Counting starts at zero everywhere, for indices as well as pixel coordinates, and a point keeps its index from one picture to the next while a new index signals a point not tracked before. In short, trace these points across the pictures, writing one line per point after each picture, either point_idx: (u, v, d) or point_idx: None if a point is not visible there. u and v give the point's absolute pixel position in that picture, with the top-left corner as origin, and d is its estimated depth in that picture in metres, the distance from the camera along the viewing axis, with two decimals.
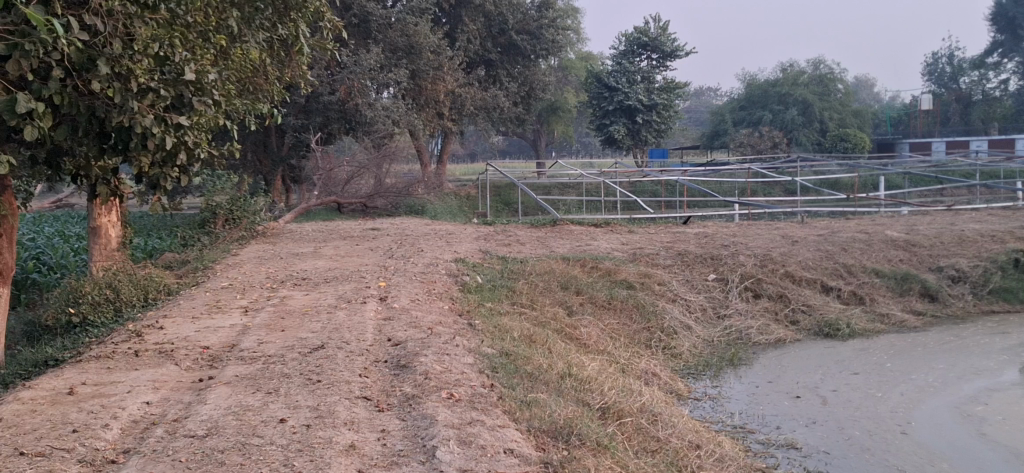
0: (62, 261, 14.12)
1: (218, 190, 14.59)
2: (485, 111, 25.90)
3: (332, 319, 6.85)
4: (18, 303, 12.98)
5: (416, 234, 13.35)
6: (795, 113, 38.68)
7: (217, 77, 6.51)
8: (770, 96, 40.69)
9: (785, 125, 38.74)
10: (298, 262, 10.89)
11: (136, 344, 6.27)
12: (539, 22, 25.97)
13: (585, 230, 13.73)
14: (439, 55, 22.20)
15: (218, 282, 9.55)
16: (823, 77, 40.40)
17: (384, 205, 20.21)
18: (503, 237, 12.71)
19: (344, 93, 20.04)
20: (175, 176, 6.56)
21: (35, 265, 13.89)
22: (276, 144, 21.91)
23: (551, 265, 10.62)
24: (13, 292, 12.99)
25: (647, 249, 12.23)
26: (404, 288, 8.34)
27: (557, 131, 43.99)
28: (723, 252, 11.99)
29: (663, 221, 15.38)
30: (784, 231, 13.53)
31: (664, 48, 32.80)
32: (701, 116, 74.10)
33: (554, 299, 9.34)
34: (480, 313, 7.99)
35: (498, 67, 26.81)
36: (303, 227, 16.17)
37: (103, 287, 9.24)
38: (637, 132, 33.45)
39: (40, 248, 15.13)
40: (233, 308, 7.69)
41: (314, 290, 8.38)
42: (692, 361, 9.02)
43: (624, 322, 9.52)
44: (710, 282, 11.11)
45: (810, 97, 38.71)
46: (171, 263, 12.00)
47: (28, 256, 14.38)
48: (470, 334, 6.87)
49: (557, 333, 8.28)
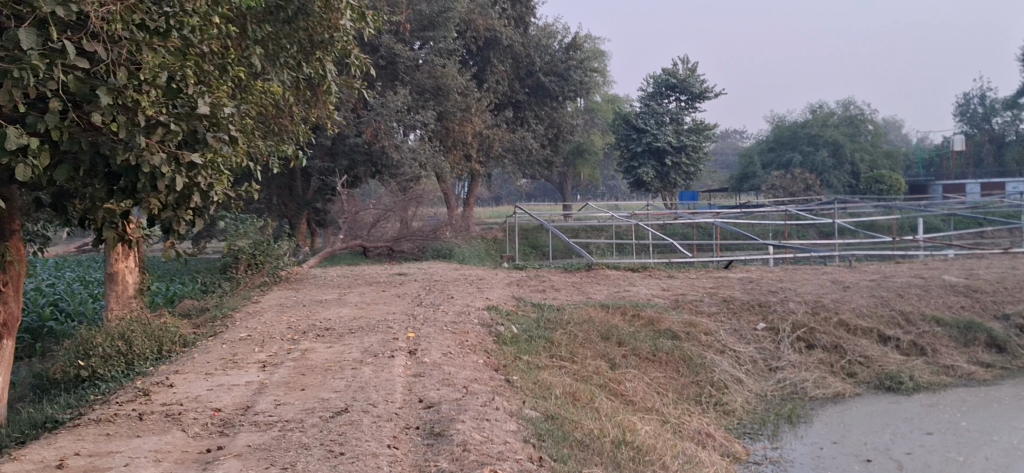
0: (80, 308, 13.63)
1: (240, 234, 14.09)
2: (512, 153, 25.44)
3: (357, 376, 6.24)
4: (33, 352, 12.47)
5: (446, 280, 12.77)
6: (826, 155, 38.01)
7: (235, 112, 5.96)
8: (799, 138, 40.11)
9: (816, 167, 38.08)
10: (322, 310, 10.31)
11: (143, 405, 5.66)
12: (567, 63, 25.58)
13: (621, 275, 13.09)
14: (467, 96, 21.79)
15: (237, 332, 8.97)
16: (854, 118, 39.80)
17: (410, 249, 19.52)
18: (537, 283, 12.10)
19: (371, 135, 19.67)
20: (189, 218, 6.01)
21: (52, 312, 13.40)
22: (301, 188, 21.47)
23: (590, 313, 9.98)
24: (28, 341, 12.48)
25: (689, 295, 11.57)
26: (435, 340, 7.73)
27: (583, 174, 43.49)
28: (771, 299, 11.31)
29: (702, 266, 14.73)
30: (833, 276, 12.84)
31: (693, 89, 32.30)
32: (728, 158, 73.58)
33: (594, 351, 8.68)
34: (517, 367, 7.36)
35: (525, 109, 26.40)
36: (328, 272, 15.66)
37: (115, 339, 8.68)
38: (667, 175, 32.84)
39: (58, 294, 14.66)
40: (250, 362, 7.08)
41: (339, 342, 7.78)
42: (746, 419, 8.32)
43: (670, 376, 8.85)
44: (759, 331, 10.42)
45: (841, 138, 38.10)
46: (190, 311, 11.43)
47: (45, 303, 13.91)
48: (509, 393, 6.24)
49: (601, 389, 7.64)
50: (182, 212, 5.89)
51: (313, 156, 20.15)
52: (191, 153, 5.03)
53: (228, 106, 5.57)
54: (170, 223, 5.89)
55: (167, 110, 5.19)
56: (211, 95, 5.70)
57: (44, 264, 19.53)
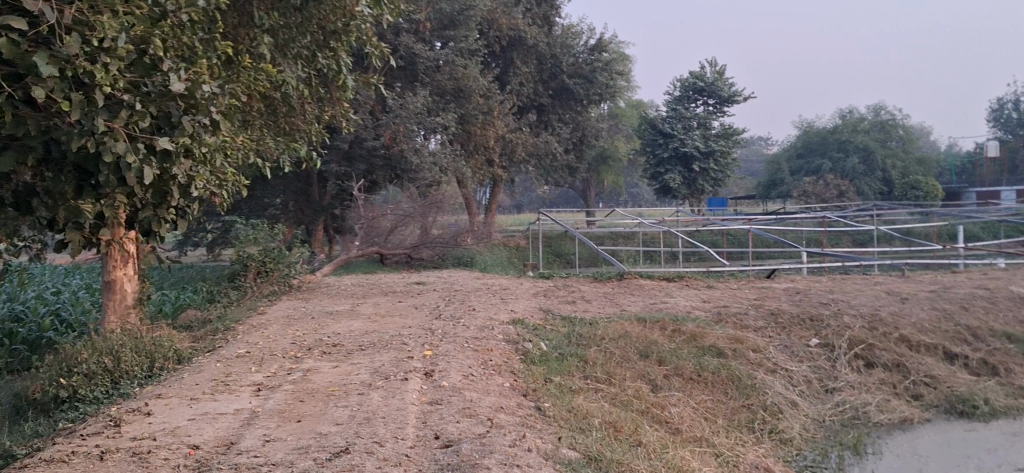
0: (81, 318, 12.83)
1: (249, 240, 13.23)
2: (536, 158, 24.57)
3: (364, 404, 5.33)
4: (27, 366, 11.66)
5: (468, 290, 11.88)
6: (857, 161, 36.85)
7: (221, 94, 5.09)
8: (829, 144, 39.05)
9: (846, 173, 36.97)
10: (332, 322, 9.43)
11: (109, 439, 4.76)
12: (593, 65, 24.68)
13: (655, 285, 12.14)
14: (490, 98, 20.93)
15: (235, 348, 8.09)
16: (884, 123, 38.70)
17: (430, 257, 18.80)
18: (565, 293, 11.17)
19: (389, 138, 18.84)
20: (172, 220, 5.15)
21: (51, 322, 12.61)
22: (318, 193, 20.67)
23: (626, 327, 9.05)
24: (23, 353, 11.68)
25: (732, 308, 10.62)
26: (455, 359, 6.83)
27: (606, 181, 42.53)
28: (823, 312, 10.34)
29: (741, 275, 13.78)
30: (887, 286, 11.86)
31: (722, 93, 31.29)
32: (754, 166, 72.50)
33: (632, 370, 7.75)
34: (548, 391, 6.45)
35: (549, 112, 25.59)
36: (342, 280, 14.84)
37: (103, 354, 7.82)
38: (694, 181, 31.86)
39: (59, 303, 13.87)
40: (245, 384, 6.20)
41: (349, 361, 6.89)
42: (807, 449, 7.37)
43: (718, 399, 7.91)
44: (812, 348, 9.46)
45: (872, 144, 37.00)
46: (192, 322, 10.56)
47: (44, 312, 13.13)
48: (543, 424, 5.34)
49: (642, 416, 6.72)
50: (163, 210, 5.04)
51: (330, 160, 19.33)
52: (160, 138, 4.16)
53: (208, 85, 4.71)
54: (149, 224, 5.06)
55: (132, 88, 4.34)
56: (189, 72, 4.83)
57: (52, 270, 18.82)
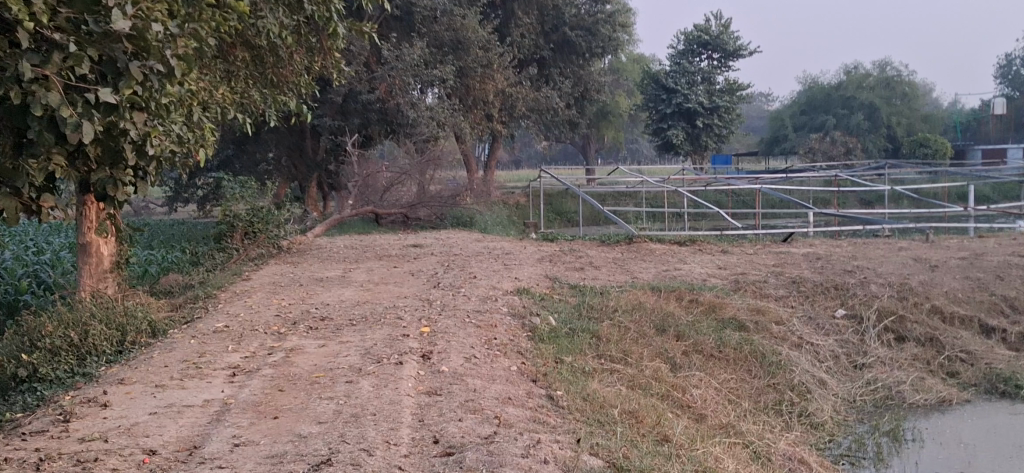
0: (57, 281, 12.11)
1: (236, 198, 12.49)
2: (536, 113, 23.75)
3: (352, 395, 4.64)
4: None
5: (468, 253, 11.18)
6: (862, 117, 35.97)
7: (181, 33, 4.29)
8: (833, 100, 38.18)
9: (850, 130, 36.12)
10: (321, 291, 8.72)
11: (54, 440, 4.07)
12: (596, 17, 23.80)
13: (666, 249, 11.44)
14: (490, 51, 20.09)
15: (214, 321, 7.39)
16: (890, 80, 37.74)
17: (427, 216, 17.89)
18: (571, 258, 10.48)
19: (385, 92, 18.14)
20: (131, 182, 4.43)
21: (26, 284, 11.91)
22: (312, 148, 19.89)
23: (640, 298, 8.39)
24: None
25: (750, 275, 9.94)
26: (455, 338, 6.14)
27: (606, 136, 41.67)
28: (848, 280, 9.66)
29: (754, 238, 13.08)
30: (912, 252, 11.18)
31: (727, 48, 30.39)
32: (756, 123, 71.55)
33: (648, 347, 7.07)
34: (560, 376, 5.76)
35: (550, 66, 24.76)
36: (335, 241, 14.14)
37: (67, 328, 7.11)
38: (697, 137, 31.05)
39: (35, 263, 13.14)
40: (219, 368, 5.50)
41: (338, 339, 6.20)
42: (841, 435, 6.70)
43: (741, 378, 7.24)
44: (838, 320, 8.79)
45: (877, 101, 36.07)
46: (172, 289, 9.89)
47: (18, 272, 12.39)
48: (556, 420, 4.66)
49: (662, 401, 6.07)
50: (119, 171, 4.28)
51: (323, 113, 18.53)
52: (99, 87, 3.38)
53: (164, 23, 3.92)
54: (103, 188, 4.31)
55: (68, 25, 3.58)
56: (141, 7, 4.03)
57: (36, 228, 18.11)
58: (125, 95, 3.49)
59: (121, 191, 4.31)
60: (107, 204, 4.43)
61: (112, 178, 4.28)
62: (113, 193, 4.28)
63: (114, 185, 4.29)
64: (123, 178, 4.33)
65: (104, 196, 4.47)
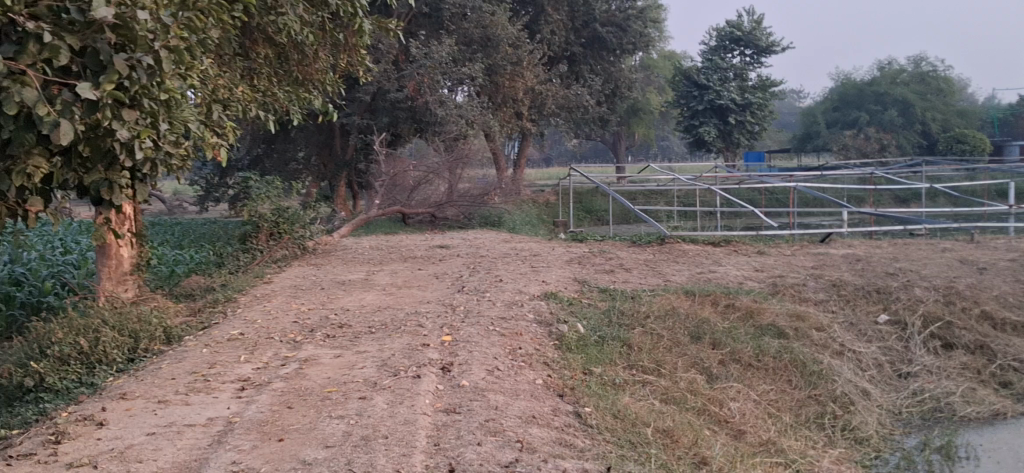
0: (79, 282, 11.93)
1: (260, 199, 12.22)
2: (566, 110, 23.37)
3: (365, 414, 4.32)
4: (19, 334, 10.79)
5: (495, 255, 10.86)
6: (896, 114, 35.11)
7: (173, 21, 4.02)
8: (867, 96, 37.47)
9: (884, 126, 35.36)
10: (343, 294, 8.44)
11: (41, 465, 3.82)
12: (627, 13, 23.39)
13: (700, 250, 11.03)
14: (519, 48, 19.77)
15: (230, 327, 7.12)
16: (926, 75, 36.91)
17: (455, 215, 17.82)
18: (601, 260, 10.11)
19: (413, 90, 17.79)
20: (126, 182, 4.19)
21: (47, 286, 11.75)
22: (339, 147, 19.65)
23: (675, 303, 8.02)
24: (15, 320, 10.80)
25: (789, 278, 9.53)
26: (477, 348, 5.82)
27: (637, 134, 41.17)
28: (891, 283, 9.22)
29: (791, 239, 12.65)
30: (958, 253, 10.72)
31: (760, 44, 29.82)
32: (789, 118, 70.68)
33: (682, 357, 6.71)
34: (588, 389, 5.40)
35: (581, 62, 24.38)
36: (361, 242, 13.88)
37: (77, 336, 6.88)
38: (729, 134, 30.51)
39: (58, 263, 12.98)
40: (229, 381, 5.22)
41: (356, 349, 5.89)
42: (888, 450, 6.27)
43: (781, 389, 6.87)
44: (882, 326, 8.36)
45: (912, 96, 35.24)
46: (193, 291, 9.66)
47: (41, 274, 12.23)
48: (584, 442, 4.32)
49: (699, 417, 5.72)
50: (115, 173, 4.06)
51: (350, 112, 18.31)
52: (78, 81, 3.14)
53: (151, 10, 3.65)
54: (98, 190, 4.09)
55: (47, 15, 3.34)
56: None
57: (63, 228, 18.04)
58: (109, 91, 3.25)
59: (117, 194, 4.07)
60: (103, 207, 4.20)
61: (107, 181, 4.05)
62: (109, 196, 4.05)
63: (110, 187, 4.06)
64: (120, 180, 4.10)
65: (100, 199, 4.24)
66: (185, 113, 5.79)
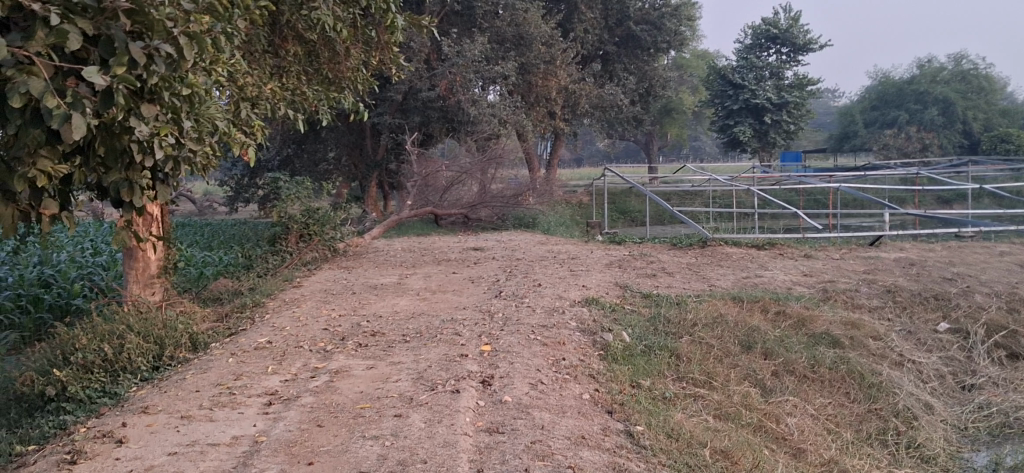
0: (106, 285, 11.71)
1: (290, 200, 11.91)
2: (599, 110, 22.99)
3: (402, 434, 3.99)
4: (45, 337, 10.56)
5: (532, 258, 10.51)
6: (934, 112, 34.34)
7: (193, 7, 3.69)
8: (905, 95, 36.70)
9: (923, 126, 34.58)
10: (375, 300, 8.12)
11: None
12: (661, 10, 22.96)
13: (744, 253, 10.60)
14: (552, 46, 19.43)
15: (258, 335, 6.82)
16: (967, 73, 36.06)
17: (488, 216, 17.47)
18: (642, 263, 9.71)
19: (445, 89, 17.48)
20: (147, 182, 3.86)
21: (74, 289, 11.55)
22: (371, 147, 19.38)
23: (724, 311, 7.63)
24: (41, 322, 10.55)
25: (840, 283, 9.10)
26: (518, 360, 5.47)
27: (669, 134, 40.68)
28: (949, 289, 8.77)
29: (837, 242, 12.20)
30: (1016, 258, 10.22)
31: (796, 42, 29.26)
32: (824, 118, 69.71)
33: (735, 368, 6.34)
34: (638, 405, 5.04)
35: (614, 61, 24.00)
36: (393, 243, 13.59)
37: (100, 343, 6.62)
38: (765, 133, 29.95)
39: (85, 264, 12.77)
40: (256, 394, 4.91)
41: (390, 360, 5.56)
42: (957, 470, 5.85)
43: (838, 402, 6.47)
44: (942, 335, 7.92)
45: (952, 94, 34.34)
46: (222, 295, 9.40)
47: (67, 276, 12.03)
48: (638, 467, 3.96)
49: (756, 435, 5.34)
50: (136, 173, 3.74)
51: (382, 111, 18.05)
52: (87, 69, 2.80)
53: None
54: (118, 191, 3.77)
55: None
56: None
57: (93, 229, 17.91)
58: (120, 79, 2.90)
59: (138, 195, 3.75)
60: (123, 210, 3.88)
61: (127, 181, 3.73)
62: (129, 197, 3.72)
63: (130, 188, 3.74)
64: (140, 181, 3.78)
65: (119, 201, 3.93)
66: (208, 110, 5.47)
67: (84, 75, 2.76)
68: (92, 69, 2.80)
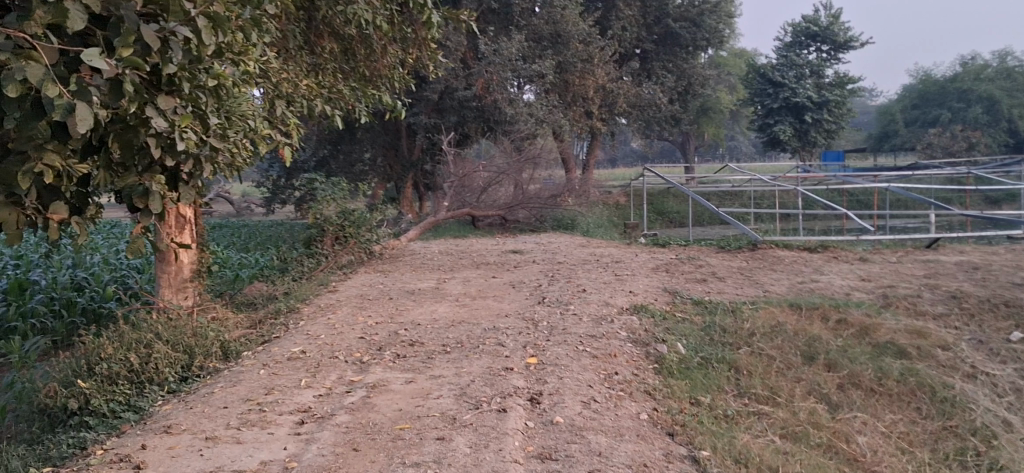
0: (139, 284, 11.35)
1: (325, 201, 11.60)
2: (637, 109, 22.54)
3: (445, 461, 3.63)
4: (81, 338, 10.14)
5: (574, 261, 10.11)
6: (980, 110, 33.46)
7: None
8: (948, 93, 35.83)
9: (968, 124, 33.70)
10: (413, 306, 7.76)
11: None
12: (700, 7, 22.47)
13: (796, 257, 10.12)
14: (590, 44, 19.04)
15: (290, 344, 6.48)
16: (1014, 70, 35.09)
17: (527, 218, 17.10)
18: (690, 267, 9.27)
19: (481, 88, 17.17)
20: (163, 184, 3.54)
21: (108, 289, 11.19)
22: (406, 147, 19.08)
23: (782, 320, 7.19)
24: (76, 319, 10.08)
25: (901, 288, 8.62)
26: (567, 374, 5.10)
27: (707, 134, 40.06)
28: (1019, 295, 8.25)
29: (891, 244, 11.65)
30: None
31: (838, 39, 28.60)
32: (864, 116, 68.49)
33: (799, 383, 5.93)
34: (699, 425, 4.62)
35: (653, 60, 23.55)
36: (430, 246, 13.26)
37: (127, 353, 6.32)
38: (806, 132, 29.28)
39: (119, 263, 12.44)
40: (286, 411, 4.58)
41: (429, 373, 5.20)
42: None
43: (910, 418, 6.01)
44: (1016, 344, 7.41)
45: (996, 93, 33.32)
46: (255, 299, 9.11)
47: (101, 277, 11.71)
48: None
49: (827, 457, 4.92)
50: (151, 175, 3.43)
51: (417, 111, 17.76)
52: (89, 54, 2.50)
53: None
54: (133, 195, 3.47)
55: None
56: None
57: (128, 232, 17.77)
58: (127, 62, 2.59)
59: (153, 201, 3.44)
60: (138, 215, 3.58)
61: (141, 186, 3.46)
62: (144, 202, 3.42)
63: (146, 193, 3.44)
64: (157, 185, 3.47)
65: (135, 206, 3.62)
66: (239, 106, 5.12)
67: (87, 59, 2.48)
68: (95, 54, 2.50)
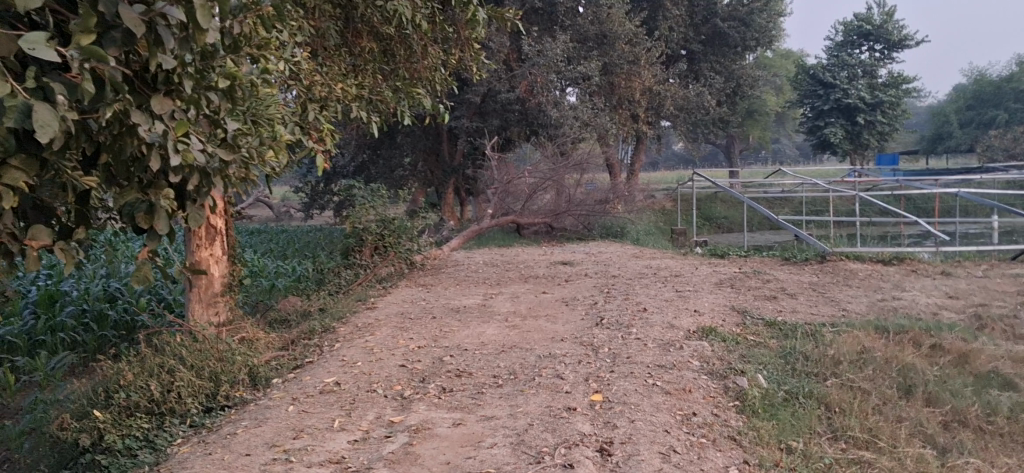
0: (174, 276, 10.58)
1: (364, 209, 11.00)
2: (685, 112, 21.78)
3: None
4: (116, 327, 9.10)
5: (629, 274, 9.43)
6: None
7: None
8: (1006, 93, 34.57)
9: None
10: (458, 327, 7.13)
11: None
12: (751, 5, 21.61)
13: (871, 271, 9.32)
14: (636, 45, 18.34)
15: (324, 372, 5.87)
16: None
17: (574, 226, 16.48)
18: (757, 283, 8.52)
19: (525, 90, 16.54)
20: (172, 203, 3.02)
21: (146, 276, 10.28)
22: (448, 152, 18.52)
23: (870, 347, 6.45)
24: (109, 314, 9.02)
25: (992, 306, 7.84)
26: (639, 415, 4.43)
27: (753, 136, 39.06)
28: None
29: (970, 255, 10.81)
30: None
31: (891, 38, 27.54)
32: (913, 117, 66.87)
33: (900, 423, 5.22)
34: None
35: (700, 60, 22.76)
36: (473, 256, 12.66)
37: (147, 381, 5.72)
38: (858, 135, 28.24)
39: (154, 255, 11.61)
40: (317, 462, 3.96)
41: (480, 413, 4.56)
42: None
43: None
44: None
45: None
46: (289, 316, 8.54)
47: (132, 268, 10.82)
48: None
49: None
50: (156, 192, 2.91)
51: (459, 114, 17.16)
52: (35, 39, 1.99)
53: None
54: (135, 217, 2.94)
55: None
56: None
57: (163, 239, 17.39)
58: (86, 50, 2.14)
59: (159, 220, 2.91)
60: (145, 239, 3.05)
61: (147, 203, 2.94)
62: (148, 223, 2.89)
63: (151, 213, 2.91)
64: (164, 202, 2.94)
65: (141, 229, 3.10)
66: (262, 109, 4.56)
67: (28, 45, 1.96)
68: (40, 39, 1.99)
